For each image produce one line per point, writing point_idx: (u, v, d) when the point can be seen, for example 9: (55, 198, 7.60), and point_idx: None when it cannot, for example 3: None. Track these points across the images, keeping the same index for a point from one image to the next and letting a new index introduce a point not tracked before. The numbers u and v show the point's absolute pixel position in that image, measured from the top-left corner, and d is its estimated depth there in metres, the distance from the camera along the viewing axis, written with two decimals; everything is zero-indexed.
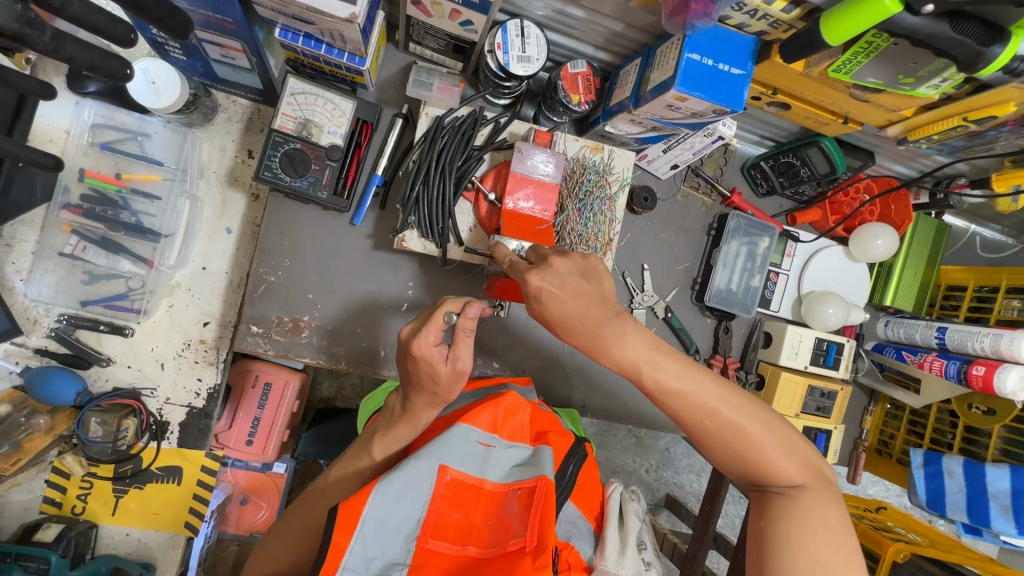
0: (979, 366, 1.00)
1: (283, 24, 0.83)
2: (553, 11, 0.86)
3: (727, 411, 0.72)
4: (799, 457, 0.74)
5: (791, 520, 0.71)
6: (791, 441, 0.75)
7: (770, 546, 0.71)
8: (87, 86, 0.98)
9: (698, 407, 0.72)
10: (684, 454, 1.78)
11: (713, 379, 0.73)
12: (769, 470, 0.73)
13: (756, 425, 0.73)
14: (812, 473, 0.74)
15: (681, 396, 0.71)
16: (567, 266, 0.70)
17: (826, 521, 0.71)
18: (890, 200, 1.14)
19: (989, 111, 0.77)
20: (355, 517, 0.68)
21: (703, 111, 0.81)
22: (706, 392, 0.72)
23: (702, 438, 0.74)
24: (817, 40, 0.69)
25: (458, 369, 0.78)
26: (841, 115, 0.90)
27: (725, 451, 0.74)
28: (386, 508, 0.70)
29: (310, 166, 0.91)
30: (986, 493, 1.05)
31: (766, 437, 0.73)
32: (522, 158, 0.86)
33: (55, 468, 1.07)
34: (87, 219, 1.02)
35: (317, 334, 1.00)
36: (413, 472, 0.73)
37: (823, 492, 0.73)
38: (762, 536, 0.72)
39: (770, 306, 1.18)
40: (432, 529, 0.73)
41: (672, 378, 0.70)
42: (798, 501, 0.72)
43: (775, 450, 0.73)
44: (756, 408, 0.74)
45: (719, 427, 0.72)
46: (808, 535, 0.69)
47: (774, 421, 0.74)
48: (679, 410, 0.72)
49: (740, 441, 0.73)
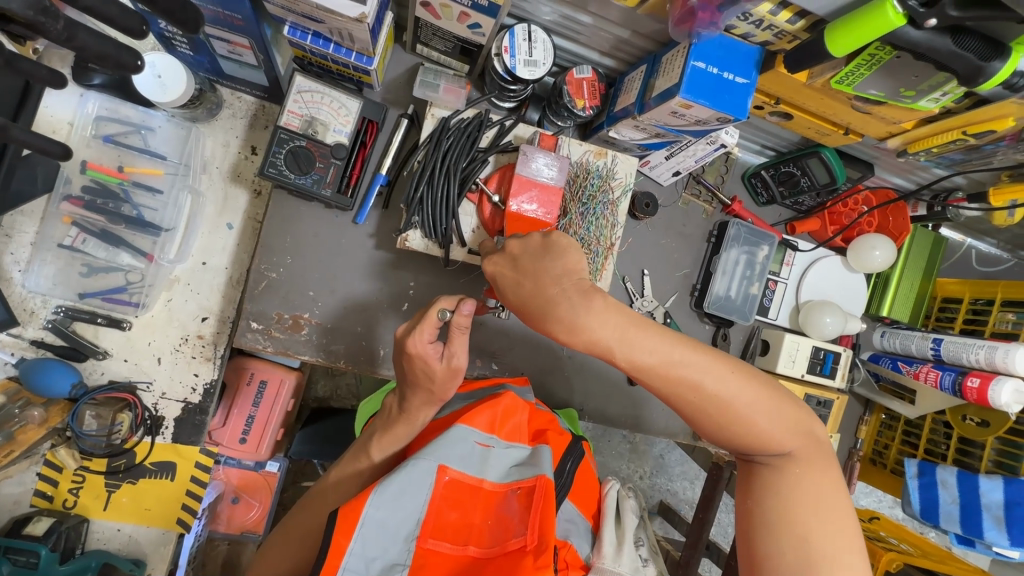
0: (974, 378, 1.01)
1: (291, 22, 0.83)
2: (560, 17, 0.87)
3: (712, 384, 0.70)
4: (790, 425, 0.73)
5: (778, 494, 0.71)
6: (782, 410, 0.73)
7: (758, 524, 0.71)
8: (92, 78, 0.98)
9: (681, 382, 0.70)
10: (677, 461, 1.79)
11: (694, 348, 0.71)
12: (758, 442, 0.72)
13: (743, 396, 0.71)
14: (803, 442, 0.73)
15: (658, 370, 0.70)
16: (522, 247, 0.73)
17: (815, 493, 0.70)
18: (888, 212, 1.15)
19: (987, 126, 0.78)
20: (355, 517, 0.68)
21: (706, 119, 0.82)
22: (688, 365, 0.70)
23: (688, 413, 0.73)
24: (821, 51, 0.69)
25: (453, 366, 0.79)
26: (841, 126, 0.92)
27: (712, 425, 0.73)
28: (385, 509, 0.70)
29: (315, 163, 0.91)
30: (980, 504, 1.05)
31: (754, 408, 0.71)
32: (526, 161, 0.86)
33: (48, 461, 1.06)
34: (88, 211, 1.01)
35: (316, 332, 0.99)
36: (412, 474, 0.73)
37: (813, 462, 0.72)
38: (750, 513, 0.72)
39: (769, 314, 1.19)
40: (432, 529, 0.73)
41: (647, 355, 0.70)
42: (786, 473, 0.72)
43: (764, 420, 0.72)
44: (744, 377, 0.72)
45: (705, 401, 0.71)
46: (797, 509, 0.69)
47: (763, 390, 0.73)
48: (662, 385, 0.71)
49: (727, 414, 0.71)
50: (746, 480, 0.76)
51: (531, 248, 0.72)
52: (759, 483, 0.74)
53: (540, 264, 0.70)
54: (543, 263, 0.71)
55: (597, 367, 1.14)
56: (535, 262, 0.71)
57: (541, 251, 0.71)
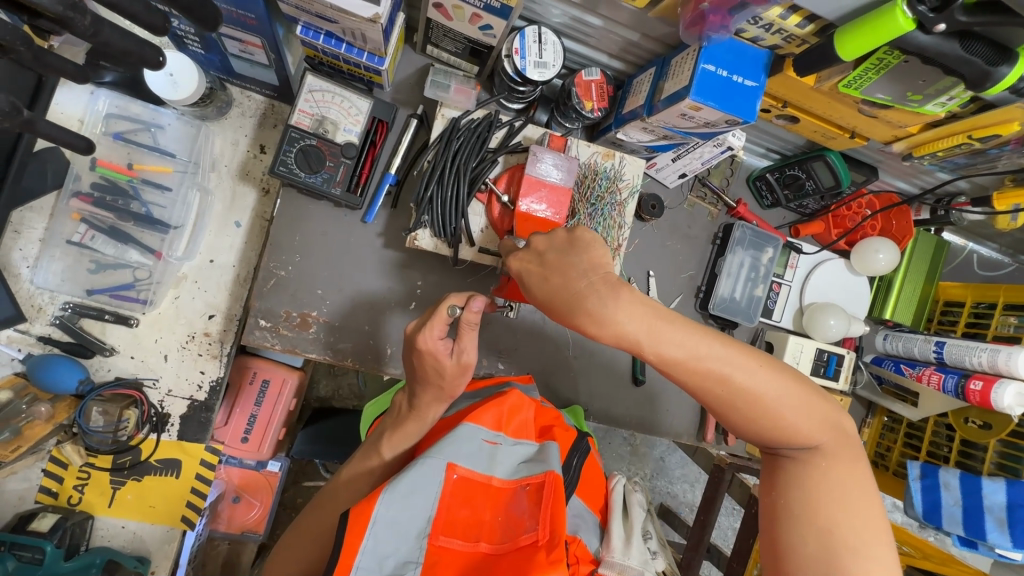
0: (977, 381, 1.02)
1: (304, 22, 0.84)
2: (570, 19, 0.88)
3: (741, 377, 0.70)
4: (819, 419, 0.72)
5: (803, 487, 0.71)
6: (811, 403, 0.73)
7: (783, 515, 0.71)
8: (103, 76, 0.98)
9: (710, 375, 0.70)
10: (679, 464, 1.79)
11: (722, 342, 0.70)
12: (784, 436, 0.73)
13: (771, 389, 0.71)
14: (831, 435, 0.73)
15: (686, 364, 0.69)
16: (548, 243, 0.74)
17: (841, 485, 0.71)
18: (891, 215, 1.16)
19: (993, 130, 0.79)
20: (367, 517, 0.68)
21: (715, 121, 0.83)
22: (716, 358, 0.69)
23: (715, 407, 0.73)
24: (830, 55, 0.70)
25: (463, 362, 0.80)
26: (847, 130, 0.93)
27: (740, 418, 0.73)
28: (397, 508, 0.70)
29: (325, 162, 0.91)
30: (982, 506, 1.05)
31: (783, 401, 0.71)
32: (535, 162, 0.87)
33: (53, 457, 1.06)
34: (97, 208, 1.02)
35: (323, 330, 1.00)
36: (423, 472, 0.73)
37: (840, 455, 0.72)
38: (774, 505, 0.73)
39: (773, 316, 1.19)
40: (443, 526, 0.73)
41: (674, 348, 0.68)
42: (812, 467, 0.72)
43: (792, 413, 0.71)
44: (773, 370, 0.71)
45: (733, 395, 0.70)
46: (823, 503, 0.70)
47: (792, 383, 0.72)
48: (689, 379, 0.70)
49: (755, 407, 0.71)
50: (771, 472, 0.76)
51: (557, 243, 0.73)
52: (784, 477, 0.74)
53: (566, 260, 0.71)
54: (569, 259, 0.71)
55: (603, 367, 1.14)
56: (561, 258, 0.72)
57: (567, 247, 0.72)
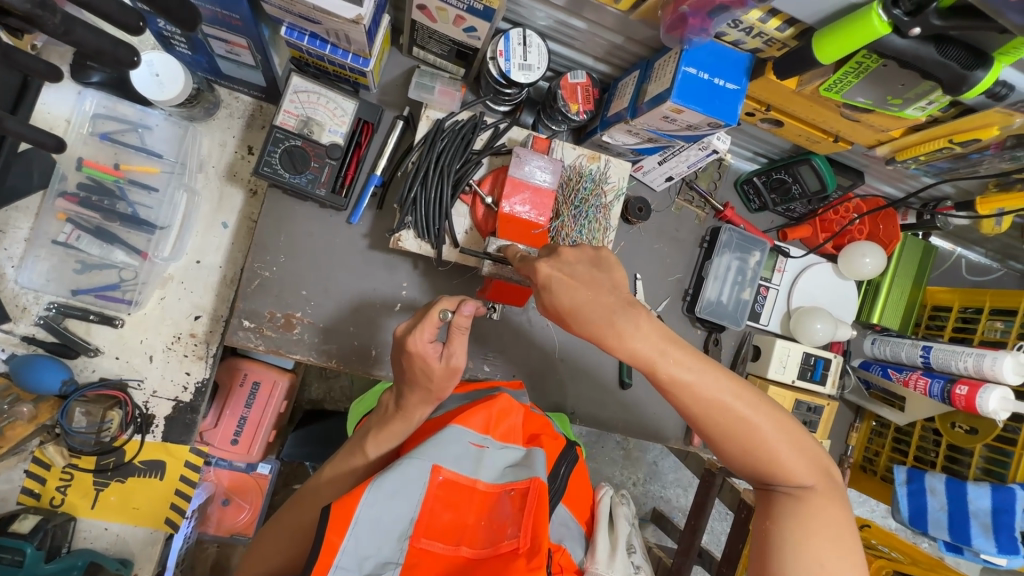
0: (963, 386, 1.02)
1: (289, 22, 0.84)
2: (555, 22, 0.89)
3: (740, 407, 0.71)
4: (810, 458, 0.73)
5: (796, 520, 0.71)
6: (803, 441, 0.74)
7: (773, 546, 0.71)
8: (90, 76, 0.99)
9: (709, 401, 0.71)
10: (671, 468, 1.79)
11: (723, 372, 0.72)
12: (778, 470, 0.73)
13: (768, 423, 0.72)
14: (822, 475, 0.74)
15: (688, 387, 0.70)
16: (578, 256, 0.72)
17: (832, 525, 0.71)
18: (878, 219, 1.16)
19: (973, 134, 0.79)
20: (348, 514, 0.68)
21: (698, 124, 0.83)
22: (716, 386, 0.71)
23: (713, 434, 0.73)
24: (809, 58, 0.70)
25: (452, 366, 0.79)
26: (831, 134, 0.93)
27: (737, 448, 0.73)
28: (378, 506, 0.70)
29: (310, 163, 0.92)
30: (968, 511, 1.05)
31: (779, 436, 0.72)
32: (520, 164, 0.87)
33: (36, 458, 1.05)
34: (82, 208, 1.02)
35: (309, 331, 1.00)
36: (407, 473, 0.73)
37: (831, 495, 0.73)
38: (766, 535, 0.72)
39: (760, 319, 1.19)
40: (425, 529, 0.73)
41: (685, 370, 0.69)
42: (805, 502, 0.72)
43: (786, 449, 0.72)
44: (770, 406, 0.73)
45: (731, 423, 0.71)
46: (814, 537, 0.70)
47: (786, 420, 0.74)
48: (690, 404, 0.71)
49: (753, 438, 0.72)
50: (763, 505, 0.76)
51: (585, 258, 0.72)
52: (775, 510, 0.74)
53: (595, 275, 0.70)
54: (598, 276, 0.71)
55: (590, 370, 1.14)
56: (550, 259, 0.72)
57: (592, 265, 0.72)
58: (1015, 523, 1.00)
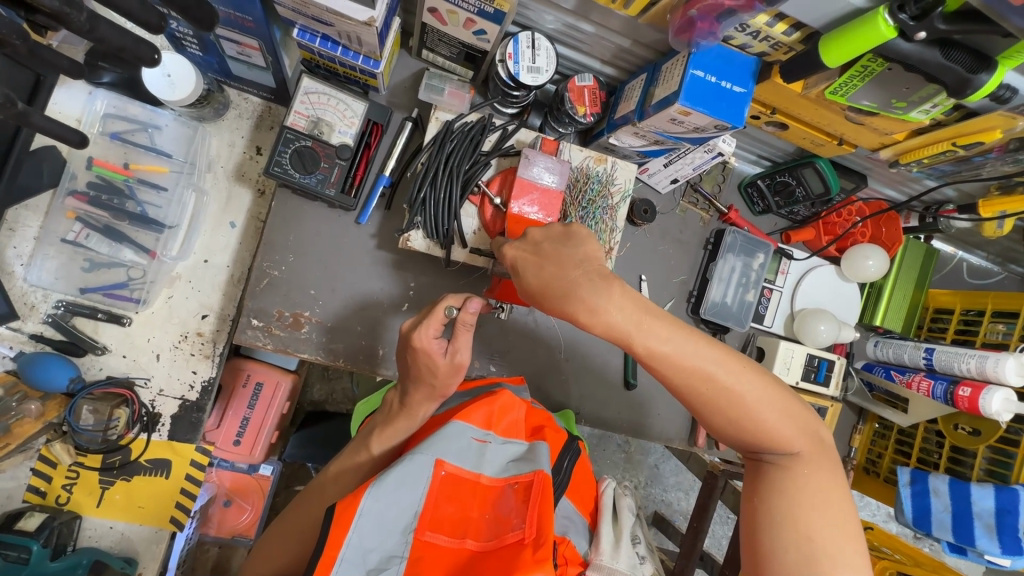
0: (965, 387, 1.03)
1: (301, 25, 0.85)
2: (563, 26, 0.90)
3: (724, 376, 0.71)
4: (799, 424, 0.74)
5: (786, 492, 0.71)
6: (790, 407, 0.74)
7: (762, 522, 0.72)
8: (101, 76, 1.00)
9: (694, 372, 0.71)
10: (672, 471, 1.79)
11: (707, 342, 0.72)
12: (766, 439, 0.73)
13: (752, 390, 0.72)
14: (811, 442, 0.74)
15: (671, 359, 0.70)
16: (544, 234, 0.74)
17: (823, 495, 0.71)
18: (881, 222, 1.18)
19: (976, 137, 0.80)
20: (352, 512, 0.69)
21: (705, 126, 0.84)
22: (700, 356, 0.71)
23: (699, 407, 0.74)
24: (816, 62, 0.71)
25: (456, 362, 0.80)
26: (835, 137, 0.94)
27: (722, 419, 0.74)
28: (383, 501, 0.71)
29: (319, 163, 0.93)
30: (971, 512, 1.05)
31: (765, 404, 0.73)
32: (528, 165, 0.88)
33: (43, 456, 1.05)
34: (92, 207, 1.02)
35: (317, 331, 1.00)
36: (410, 468, 0.74)
37: (820, 463, 0.73)
38: (755, 509, 0.73)
39: (764, 321, 1.20)
40: (429, 522, 0.74)
41: (661, 341, 0.70)
42: (791, 473, 0.73)
43: (773, 416, 0.73)
44: (754, 372, 0.73)
45: (717, 394, 0.72)
46: (803, 510, 0.70)
47: (772, 387, 0.74)
48: (674, 375, 0.72)
49: (737, 408, 0.72)
50: (754, 478, 0.76)
51: (553, 235, 0.74)
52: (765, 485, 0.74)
53: (561, 252, 0.72)
54: (566, 251, 0.72)
55: (595, 370, 1.15)
56: (561, 254, 0.72)
57: (571, 252, 0.72)
58: (1018, 524, 1.00)
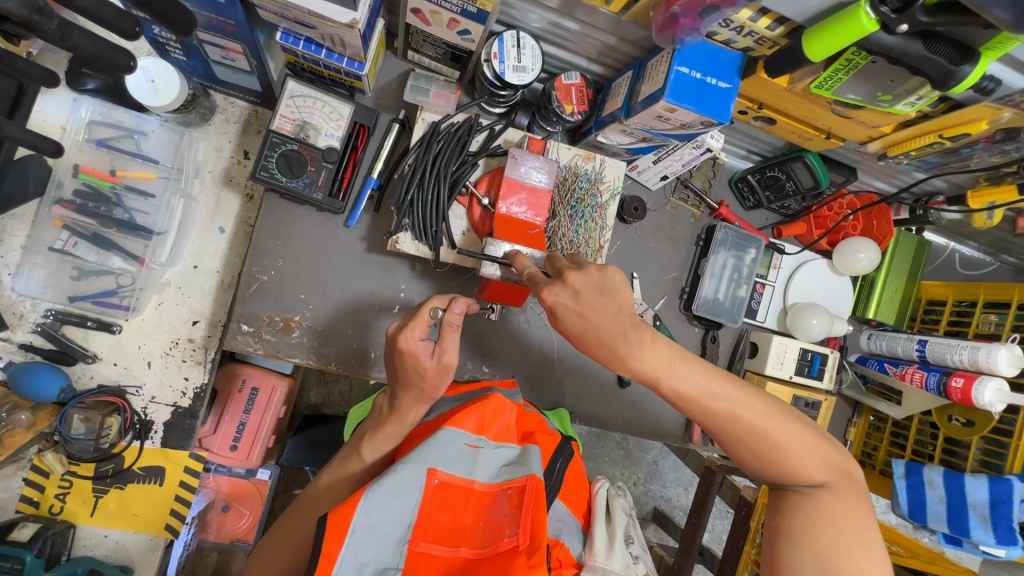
0: (958, 378, 1.03)
1: (285, 28, 0.85)
2: (549, 24, 0.89)
3: (749, 415, 0.73)
4: (821, 458, 0.75)
5: (806, 518, 0.73)
6: (814, 441, 0.76)
7: (782, 538, 0.74)
8: (86, 83, 1.00)
9: (720, 412, 0.73)
10: (671, 467, 1.79)
11: (733, 383, 0.74)
12: (789, 472, 0.75)
13: (778, 426, 0.74)
14: (836, 473, 0.75)
15: (699, 401, 0.73)
16: (583, 281, 0.71)
17: (844, 519, 0.72)
18: (872, 214, 1.16)
19: (963, 129, 0.80)
20: (345, 523, 0.69)
21: (691, 123, 0.84)
22: (726, 397, 0.73)
23: (726, 442, 0.75)
24: (800, 56, 0.71)
25: (444, 364, 0.80)
26: (823, 130, 0.94)
27: (748, 454, 0.75)
28: (376, 512, 0.71)
29: (306, 167, 0.92)
30: (966, 503, 1.04)
31: (792, 439, 0.74)
32: (516, 164, 0.87)
33: (34, 466, 1.05)
34: (79, 215, 1.02)
35: (307, 335, 1.00)
36: (402, 476, 0.74)
37: (846, 492, 0.74)
38: (777, 531, 0.75)
39: (757, 317, 1.21)
40: (423, 532, 0.74)
41: (691, 384, 0.72)
42: (816, 500, 0.74)
43: (798, 450, 0.74)
44: (778, 409, 0.75)
45: (743, 432, 0.74)
46: (822, 531, 0.71)
47: (796, 424, 0.75)
48: (699, 414, 0.74)
49: (764, 443, 0.74)
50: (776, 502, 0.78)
51: (590, 282, 0.71)
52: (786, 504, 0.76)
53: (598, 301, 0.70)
54: (603, 303, 0.70)
55: (589, 370, 1.15)
56: None
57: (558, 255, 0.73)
58: (1012, 515, 0.99)
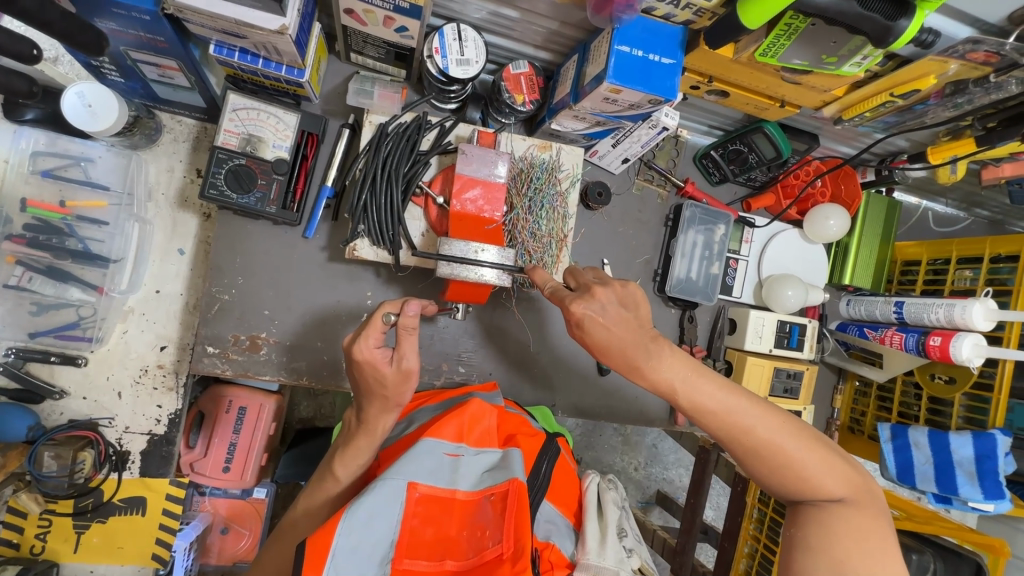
0: (936, 337, 1.02)
1: (216, 40, 0.82)
2: (489, 14, 0.87)
3: (763, 431, 0.71)
4: (841, 475, 0.72)
5: (818, 524, 0.70)
6: (830, 457, 0.72)
7: (794, 546, 0.71)
8: (24, 113, 0.95)
9: (734, 426, 0.71)
10: (671, 449, 1.79)
11: (747, 396, 0.72)
12: (802, 485, 0.72)
13: (796, 444, 0.71)
14: (856, 489, 0.72)
15: (719, 415, 0.71)
16: (609, 294, 0.72)
17: (861, 532, 0.69)
18: (838, 179, 1.15)
19: (911, 86, 0.79)
20: (325, 547, 0.67)
21: (639, 102, 0.83)
22: (745, 413, 0.71)
23: (743, 458, 0.73)
24: (736, 24, 0.70)
25: (405, 369, 0.78)
26: (777, 99, 0.93)
27: (765, 470, 0.73)
28: (357, 534, 0.69)
29: (256, 181, 0.90)
30: (952, 461, 1.04)
31: (807, 455, 0.71)
32: (468, 160, 0.85)
33: (11, 507, 1.04)
34: (31, 249, 0.97)
35: (276, 351, 0.99)
36: (384, 494, 0.72)
37: (865, 508, 0.71)
38: (792, 542, 0.72)
39: (733, 292, 1.20)
40: (407, 549, 0.73)
41: (708, 399, 0.71)
42: (834, 513, 0.71)
43: (796, 447, 0.71)
44: (798, 429, 0.73)
45: (756, 446, 0.71)
46: (839, 539, 0.68)
47: (797, 425, 0.73)
48: (715, 429, 0.72)
49: (779, 459, 0.71)
50: (790, 512, 0.75)
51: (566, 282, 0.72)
52: (796, 511, 0.74)
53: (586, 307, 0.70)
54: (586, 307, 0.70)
55: (571, 359, 1.13)
56: None
57: None
58: (997, 469, 0.99)
